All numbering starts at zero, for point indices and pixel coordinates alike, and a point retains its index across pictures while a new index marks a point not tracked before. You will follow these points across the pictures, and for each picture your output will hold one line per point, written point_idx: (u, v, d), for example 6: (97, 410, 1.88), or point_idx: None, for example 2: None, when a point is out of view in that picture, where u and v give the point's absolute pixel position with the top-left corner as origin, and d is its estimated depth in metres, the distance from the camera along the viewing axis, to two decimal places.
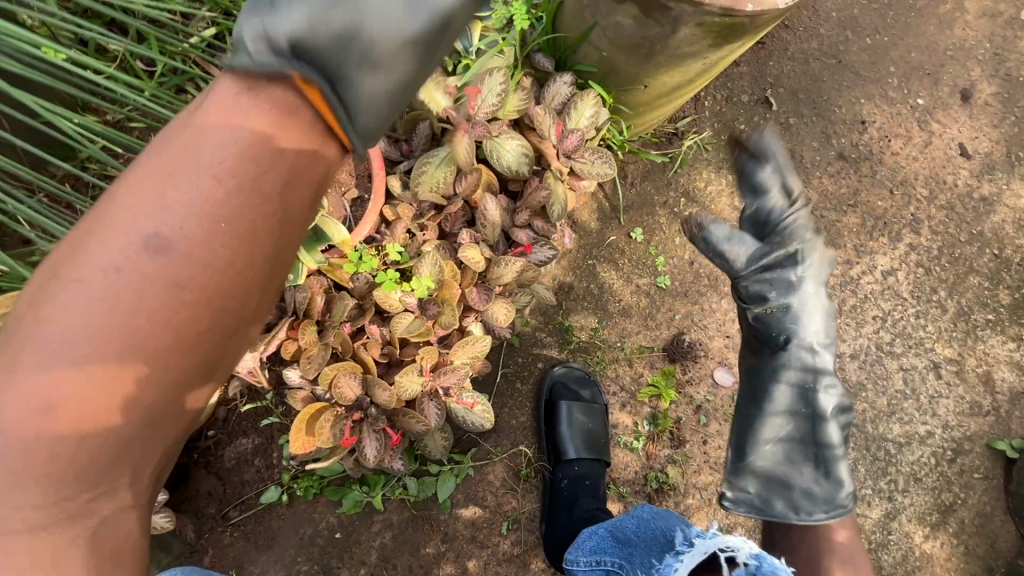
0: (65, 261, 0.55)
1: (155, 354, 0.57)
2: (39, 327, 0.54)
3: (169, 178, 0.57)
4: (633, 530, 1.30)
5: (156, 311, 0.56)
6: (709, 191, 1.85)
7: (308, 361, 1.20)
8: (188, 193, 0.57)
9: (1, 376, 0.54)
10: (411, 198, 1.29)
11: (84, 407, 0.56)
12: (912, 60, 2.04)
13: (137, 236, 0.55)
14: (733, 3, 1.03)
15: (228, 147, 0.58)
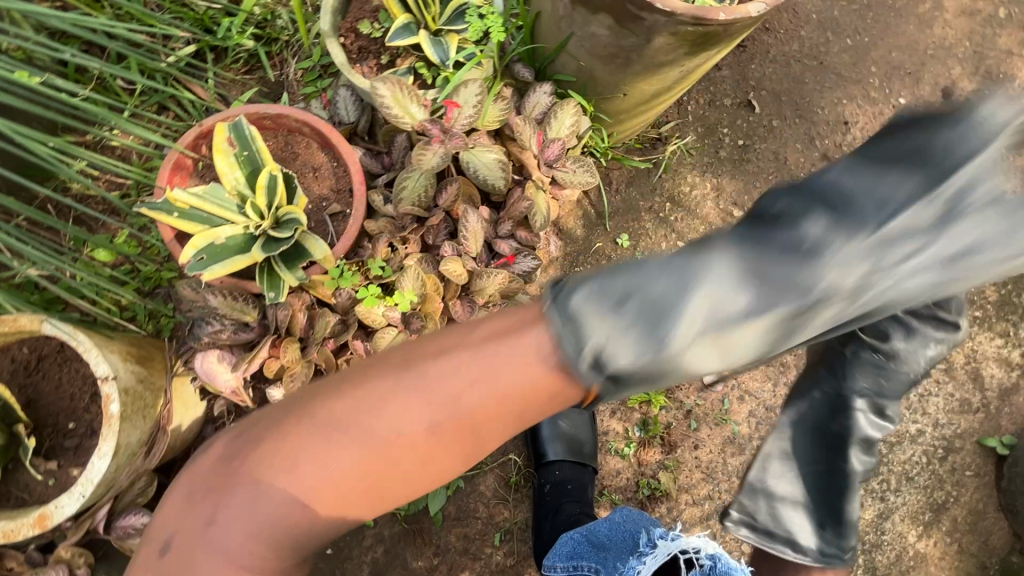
0: (373, 379, 0.70)
1: (378, 497, 0.69)
2: (334, 426, 0.67)
3: (466, 367, 0.69)
4: (606, 533, 1.33)
5: (409, 459, 0.69)
6: (694, 196, 1.86)
7: (291, 379, 1.20)
8: (448, 384, 0.69)
9: (291, 452, 0.67)
10: (392, 212, 1.29)
11: (326, 504, 0.68)
12: (893, 59, 2.05)
13: (427, 397, 0.68)
14: (706, 13, 1.04)
15: (525, 370, 0.68)
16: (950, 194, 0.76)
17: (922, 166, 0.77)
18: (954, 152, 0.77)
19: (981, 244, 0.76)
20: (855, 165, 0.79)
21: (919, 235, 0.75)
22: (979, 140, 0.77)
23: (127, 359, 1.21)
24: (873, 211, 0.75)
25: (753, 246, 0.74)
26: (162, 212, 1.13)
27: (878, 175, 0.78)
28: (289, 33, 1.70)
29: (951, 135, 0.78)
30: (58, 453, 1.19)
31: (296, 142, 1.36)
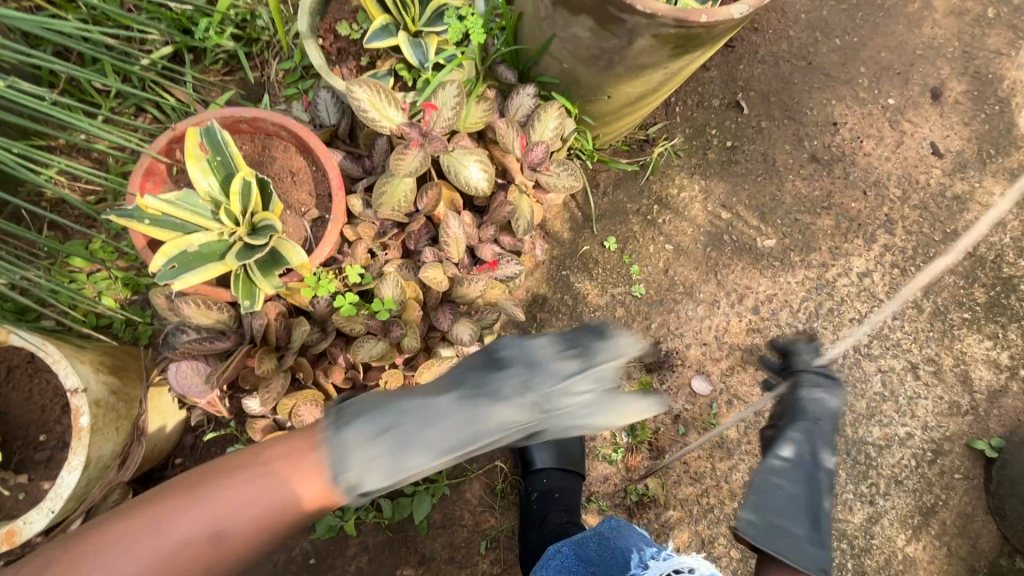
0: (212, 484, 0.67)
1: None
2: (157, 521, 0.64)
3: (303, 473, 0.71)
4: (595, 548, 1.29)
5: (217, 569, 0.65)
6: (682, 197, 1.84)
7: (266, 389, 1.16)
8: (276, 491, 0.68)
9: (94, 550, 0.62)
10: (372, 217, 1.27)
11: None
12: (882, 59, 2.04)
13: (257, 505, 0.66)
14: (687, 15, 1.02)
15: (312, 482, 0.71)
16: (614, 371, 0.95)
17: (602, 342, 0.96)
18: (628, 343, 0.97)
19: (621, 417, 0.93)
20: (555, 335, 0.95)
21: (586, 390, 0.92)
22: (612, 355, 0.96)
23: (99, 370, 1.18)
24: (553, 373, 0.90)
25: (467, 390, 0.86)
26: (132, 219, 1.09)
27: (564, 348, 0.93)
28: (269, 34, 1.68)
29: (608, 339, 0.96)
30: (28, 466, 1.16)
31: (274, 145, 1.33)
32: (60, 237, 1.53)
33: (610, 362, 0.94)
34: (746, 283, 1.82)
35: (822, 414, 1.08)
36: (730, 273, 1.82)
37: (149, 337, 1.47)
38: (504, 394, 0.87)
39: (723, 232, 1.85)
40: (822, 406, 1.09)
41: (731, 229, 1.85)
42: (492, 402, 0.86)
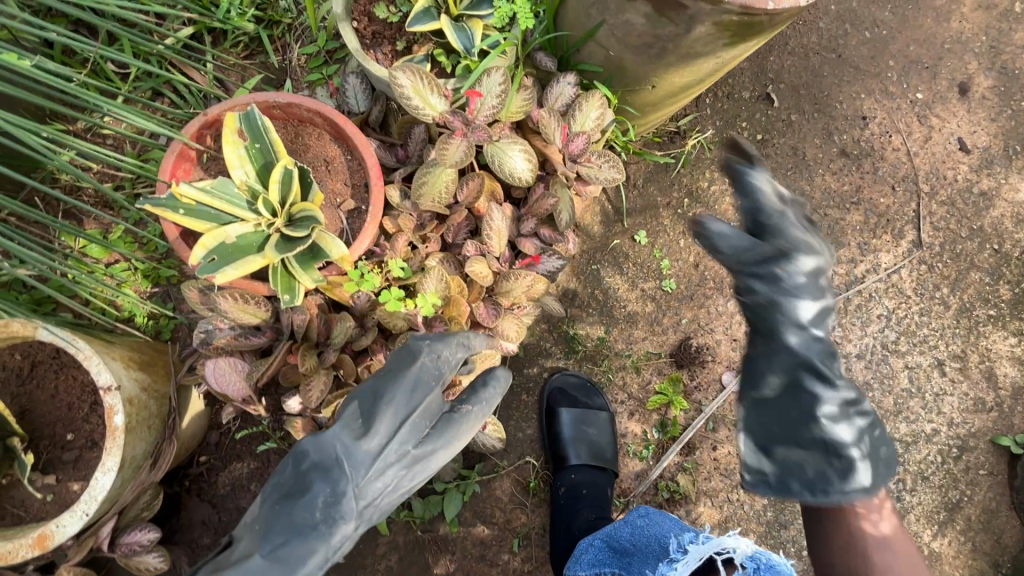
0: None
1: None
2: None
3: None
4: (628, 537, 1.34)
5: None
6: (712, 191, 1.82)
7: (306, 387, 1.12)
8: None
9: None
10: (410, 208, 1.23)
11: None
12: (910, 53, 1.99)
13: None
14: (754, 1, 0.98)
15: None
16: (418, 420, 1.02)
17: (391, 405, 1.01)
18: (417, 390, 1.03)
19: (443, 451, 1.04)
20: (349, 420, 1.00)
21: (395, 461, 1.00)
22: (427, 383, 1.04)
23: (129, 366, 1.13)
24: (359, 466, 0.97)
25: (286, 522, 0.93)
26: (166, 209, 1.04)
27: (362, 436, 0.99)
28: (292, 15, 1.61)
29: (400, 394, 1.02)
30: (56, 467, 1.11)
31: (308, 133, 1.27)
32: (76, 226, 1.47)
33: (407, 420, 1.01)
34: None
35: (789, 304, 0.96)
36: None
37: (172, 330, 1.42)
38: (328, 501, 0.94)
39: None
40: (788, 301, 0.96)
41: None
42: (328, 507, 0.94)
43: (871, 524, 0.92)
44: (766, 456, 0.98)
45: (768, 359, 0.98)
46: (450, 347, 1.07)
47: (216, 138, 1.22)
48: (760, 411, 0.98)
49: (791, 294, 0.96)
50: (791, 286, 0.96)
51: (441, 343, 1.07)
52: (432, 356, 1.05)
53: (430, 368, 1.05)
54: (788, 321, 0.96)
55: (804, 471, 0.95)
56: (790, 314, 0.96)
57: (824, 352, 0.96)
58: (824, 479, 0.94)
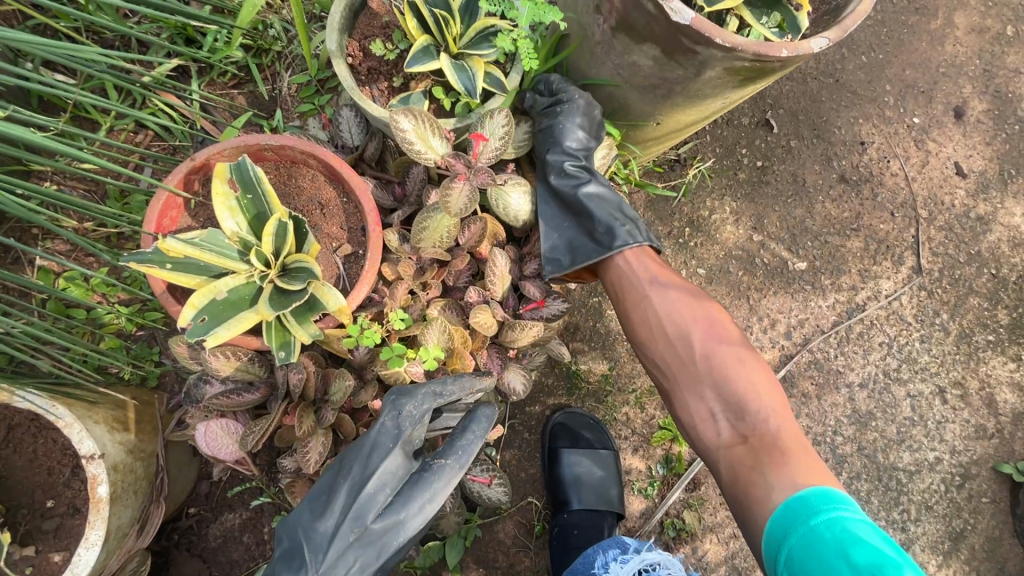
0: None
1: None
2: None
3: None
4: (581, 562, 1.41)
5: None
6: (713, 220, 1.80)
7: (303, 450, 1.07)
8: None
9: None
10: (410, 252, 1.19)
11: None
12: (907, 77, 1.97)
13: None
14: (767, 50, 0.95)
15: None
16: (378, 487, 0.98)
17: (347, 478, 0.98)
18: (374, 454, 0.99)
19: (411, 516, 0.98)
20: (312, 500, 0.99)
21: (355, 539, 0.95)
22: (384, 448, 1.00)
23: (114, 429, 1.07)
24: (318, 549, 0.94)
25: None
26: (151, 264, 0.98)
27: (320, 515, 0.96)
28: (281, 44, 1.55)
29: (354, 463, 0.99)
30: (35, 537, 1.04)
31: (301, 174, 1.22)
32: (55, 268, 1.40)
33: (363, 490, 0.97)
34: (779, 307, 1.80)
35: (552, 132, 1.22)
36: (762, 297, 1.80)
37: (158, 376, 1.38)
38: None
39: (754, 255, 1.81)
40: (552, 132, 1.22)
41: (761, 252, 1.82)
42: None
43: (667, 307, 1.14)
44: (552, 248, 1.23)
45: (544, 176, 1.24)
46: (414, 401, 1.04)
47: (205, 183, 1.18)
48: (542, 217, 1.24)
49: (556, 126, 1.22)
50: (553, 124, 1.23)
51: (402, 399, 1.04)
52: (391, 416, 1.02)
53: (390, 429, 1.02)
54: (554, 147, 1.22)
55: (576, 250, 1.22)
56: (557, 139, 1.22)
57: (580, 166, 1.22)
58: (589, 253, 1.20)
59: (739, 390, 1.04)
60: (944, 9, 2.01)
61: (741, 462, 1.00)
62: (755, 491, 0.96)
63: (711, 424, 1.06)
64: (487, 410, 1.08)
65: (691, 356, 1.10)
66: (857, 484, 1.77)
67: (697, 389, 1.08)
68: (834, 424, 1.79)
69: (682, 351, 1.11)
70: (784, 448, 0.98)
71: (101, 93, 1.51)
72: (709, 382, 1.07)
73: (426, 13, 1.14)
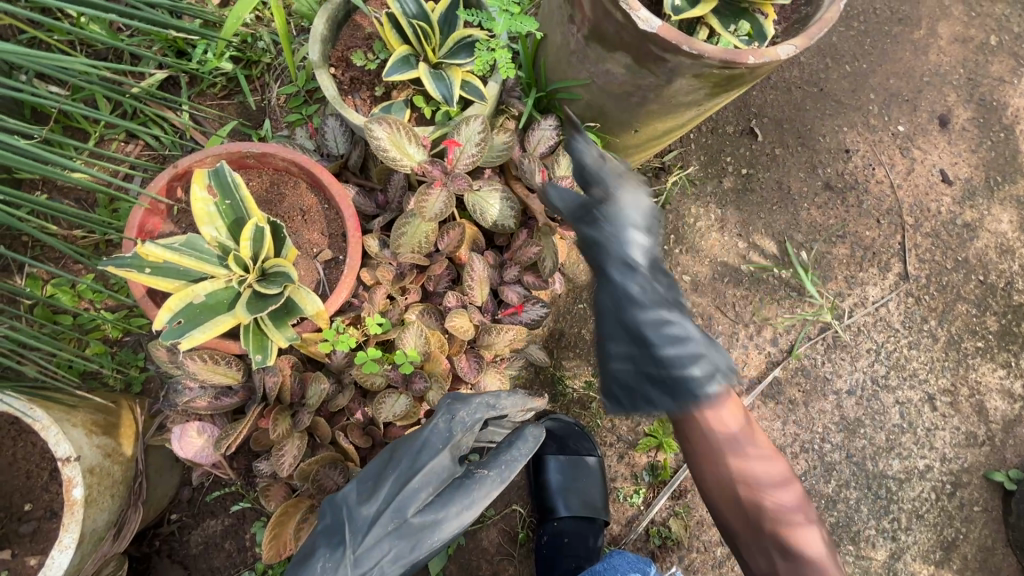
0: None
1: None
2: None
3: None
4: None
5: None
6: (699, 227, 1.81)
7: (278, 453, 1.08)
8: None
9: None
10: (389, 258, 1.20)
11: None
12: (890, 86, 1.98)
13: None
14: (735, 57, 0.96)
15: None
16: (424, 484, 1.00)
17: (396, 470, 1.00)
18: (423, 452, 1.01)
19: (449, 518, 0.99)
20: (359, 482, 1.02)
21: (393, 529, 0.97)
22: (436, 452, 1.01)
23: (93, 432, 1.08)
24: (358, 531, 0.97)
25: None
26: (130, 269, 0.99)
27: (365, 499, 0.99)
28: (270, 56, 1.59)
29: (410, 458, 1.01)
30: (13, 540, 1.06)
31: (284, 181, 1.23)
32: (44, 276, 1.43)
33: (408, 486, 0.99)
34: (765, 314, 1.81)
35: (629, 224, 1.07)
36: (748, 304, 1.81)
37: (142, 382, 1.39)
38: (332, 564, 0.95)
39: (740, 262, 1.82)
40: (619, 218, 1.04)
41: (748, 258, 1.83)
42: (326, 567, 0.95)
43: (733, 447, 0.98)
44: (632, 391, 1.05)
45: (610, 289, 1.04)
46: (468, 408, 1.05)
47: (188, 190, 1.20)
48: (668, 330, 1.01)
49: (627, 242, 1.03)
50: (615, 226, 1.04)
51: (458, 404, 1.05)
52: (445, 419, 1.04)
53: (442, 430, 1.04)
54: (617, 254, 1.02)
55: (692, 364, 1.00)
56: (614, 251, 1.03)
57: (646, 278, 1.02)
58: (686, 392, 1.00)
59: (799, 543, 0.96)
60: (927, 19, 2.03)
61: None
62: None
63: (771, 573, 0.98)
64: (535, 430, 1.07)
65: (756, 508, 0.98)
66: (847, 493, 1.75)
67: (763, 542, 0.98)
68: (822, 431, 1.78)
69: (747, 505, 0.98)
70: None
71: (92, 104, 1.55)
72: (772, 538, 0.97)
73: (406, 24, 1.17)
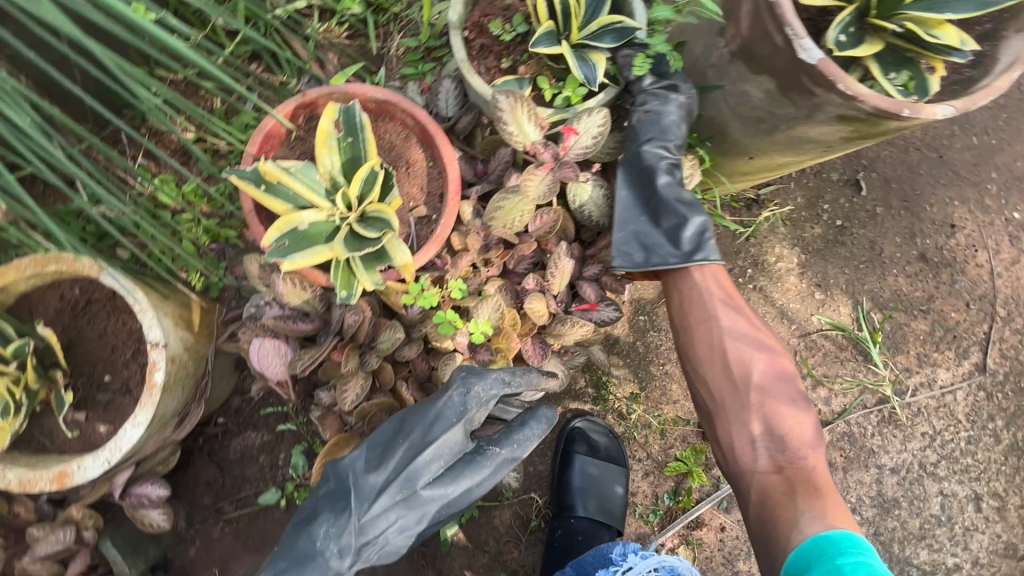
0: None
1: None
2: None
3: None
4: (590, 557, 1.40)
5: None
6: (778, 268, 1.76)
7: (343, 388, 1.13)
8: None
9: None
10: (480, 228, 1.20)
11: None
12: (1017, 168, 1.87)
13: None
14: (888, 106, 0.92)
15: None
16: (434, 458, 1.04)
17: (406, 441, 1.03)
18: (435, 424, 1.03)
19: (457, 491, 1.05)
20: (368, 449, 1.04)
21: (401, 499, 1.02)
22: (447, 424, 1.04)
23: (178, 324, 1.14)
24: (364, 499, 1.01)
25: (297, 541, 1.00)
26: (248, 183, 1.04)
27: (374, 468, 1.02)
28: (400, 6, 1.62)
29: (421, 425, 1.03)
30: (89, 405, 1.14)
31: (396, 132, 1.26)
32: (153, 169, 1.51)
33: (419, 458, 1.02)
34: (825, 371, 1.75)
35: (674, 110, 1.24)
36: (809, 356, 1.75)
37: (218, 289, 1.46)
38: (335, 525, 1.00)
39: (812, 313, 1.77)
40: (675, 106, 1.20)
41: (821, 311, 1.77)
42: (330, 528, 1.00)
43: (730, 321, 1.16)
44: (632, 244, 1.19)
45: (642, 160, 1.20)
46: (484, 383, 1.06)
47: (308, 121, 1.25)
48: (681, 202, 1.20)
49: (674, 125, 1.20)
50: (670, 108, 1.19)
51: (473, 378, 1.05)
52: (460, 392, 1.04)
53: (456, 403, 1.05)
54: (664, 132, 1.19)
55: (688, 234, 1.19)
56: (664, 128, 1.19)
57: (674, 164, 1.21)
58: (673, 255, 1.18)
59: (782, 418, 1.11)
60: None
61: (775, 489, 1.07)
62: (785, 516, 1.03)
63: (751, 450, 1.11)
64: (548, 412, 1.11)
65: (745, 381, 1.14)
66: None
67: (745, 413, 1.13)
68: (854, 502, 1.72)
69: (736, 374, 1.14)
70: (815, 486, 1.06)
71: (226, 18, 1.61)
72: (757, 410, 1.12)
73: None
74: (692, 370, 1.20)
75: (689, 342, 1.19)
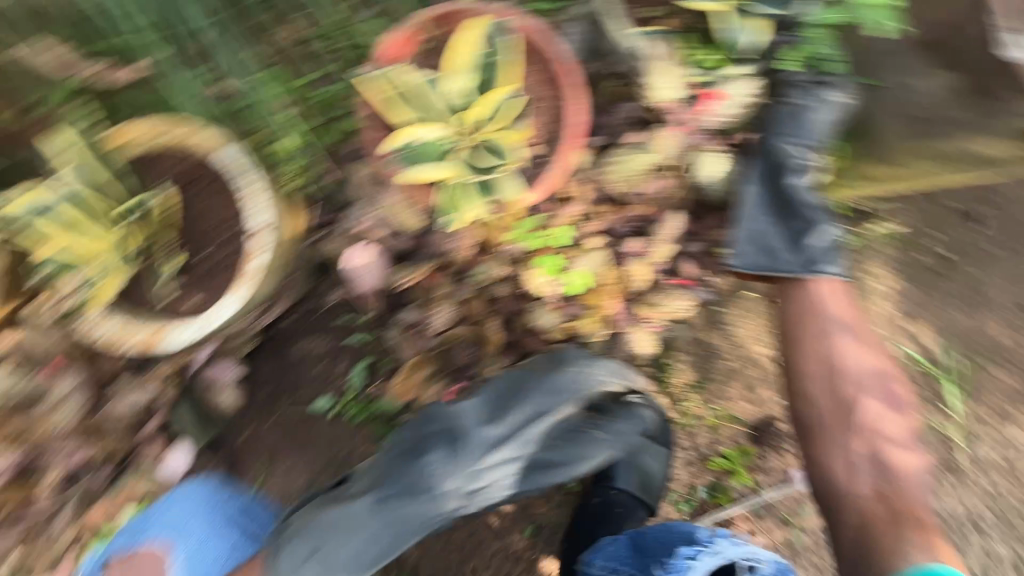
0: None
1: None
2: None
3: None
4: (653, 538, 1.25)
5: None
6: None
7: (433, 310, 1.18)
8: None
9: None
10: (593, 179, 1.16)
11: None
12: None
13: None
14: None
15: None
16: (547, 423, 1.10)
17: (526, 402, 1.11)
18: (555, 393, 1.12)
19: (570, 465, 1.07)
20: (485, 403, 1.12)
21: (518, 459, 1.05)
22: (565, 396, 1.11)
23: (280, 217, 1.17)
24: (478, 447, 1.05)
25: (409, 475, 1.04)
26: (377, 86, 1.04)
27: (491, 419, 1.09)
28: None
29: (541, 390, 1.12)
30: (185, 274, 1.21)
31: (526, 63, 1.18)
32: None
33: (536, 419, 1.09)
34: None
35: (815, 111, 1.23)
36: None
37: None
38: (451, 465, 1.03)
39: None
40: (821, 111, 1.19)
41: None
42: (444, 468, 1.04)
43: (847, 341, 1.18)
44: (751, 240, 1.19)
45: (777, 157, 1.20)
46: (601, 370, 1.15)
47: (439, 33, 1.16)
48: (809, 206, 1.20)
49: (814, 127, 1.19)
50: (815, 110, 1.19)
51: (591, 362, 1.16)
52: (579, 371, 1.14)
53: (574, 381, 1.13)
54: (805, 132, 1.19)
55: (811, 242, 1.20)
56: (804, 128, 1.19)
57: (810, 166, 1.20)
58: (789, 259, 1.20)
59: (890, 446, 1.10)
60: None
61: (877, 515, 1.02)
62: (887, 543, 0.97)
63: (851, 474, 1.09)
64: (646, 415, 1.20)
65: (854, 403, 1.15)
66: None
67: (850, 435, 1.13)
68: None
69: (846, 394, 1.15)
70: (923, 521, 1.00)
71: None
72: (863, 434, 1.12)
73: None
74: (796, 386, 1.20)
75: (799, 356, 1.19)
